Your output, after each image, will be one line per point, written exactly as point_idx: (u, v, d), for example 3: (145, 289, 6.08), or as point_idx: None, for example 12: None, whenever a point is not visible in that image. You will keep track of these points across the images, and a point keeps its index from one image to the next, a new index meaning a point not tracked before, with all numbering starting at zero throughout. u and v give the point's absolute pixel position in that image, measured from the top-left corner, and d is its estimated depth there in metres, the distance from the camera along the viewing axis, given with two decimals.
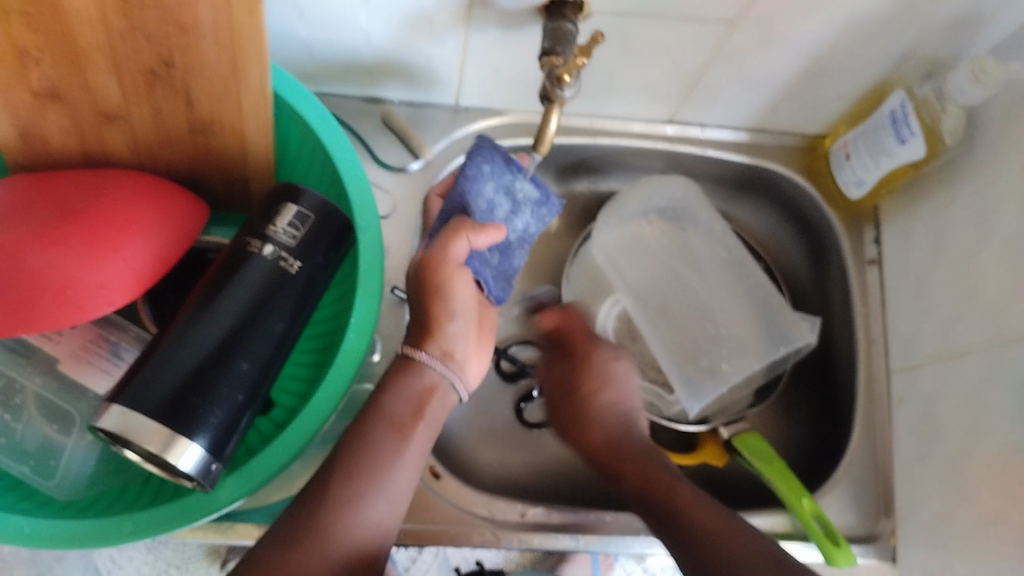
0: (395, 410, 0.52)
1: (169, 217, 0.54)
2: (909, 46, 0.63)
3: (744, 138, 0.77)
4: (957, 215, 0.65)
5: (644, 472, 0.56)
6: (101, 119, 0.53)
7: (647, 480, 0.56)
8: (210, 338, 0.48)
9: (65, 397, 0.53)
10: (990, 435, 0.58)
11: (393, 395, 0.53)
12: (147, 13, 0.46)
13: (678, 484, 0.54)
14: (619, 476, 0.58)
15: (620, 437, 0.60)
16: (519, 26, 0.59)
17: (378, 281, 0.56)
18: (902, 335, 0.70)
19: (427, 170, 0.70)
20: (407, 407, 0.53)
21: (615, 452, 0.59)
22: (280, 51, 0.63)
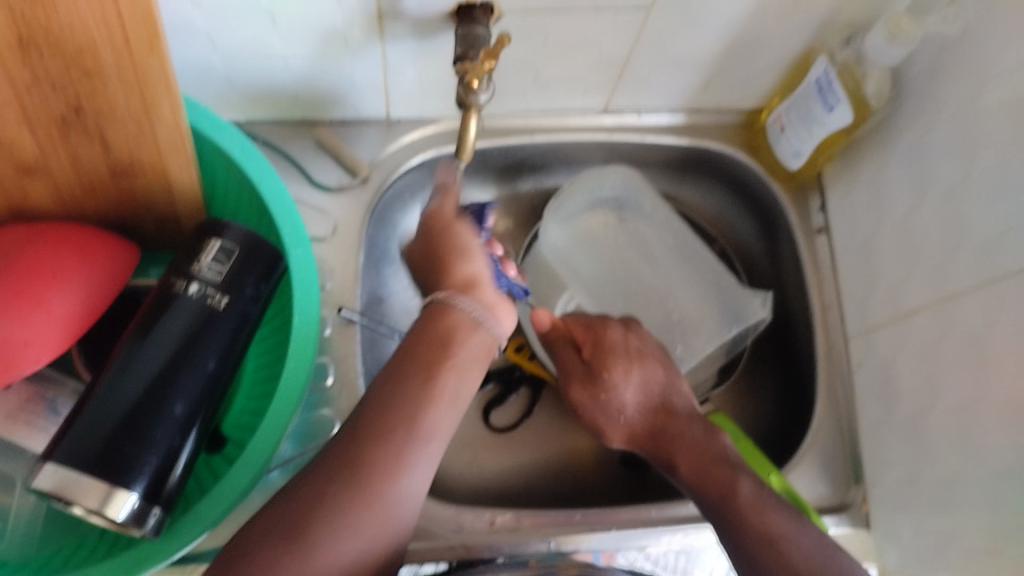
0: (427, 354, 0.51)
1: (96, 268, 0.54)
2: (826, 15, 0.63)
3: (682, 120, 0.76)
4: (893, 175, 0.65)
5: (700, 472, 0.58)
6: (20, 173, 0.53)
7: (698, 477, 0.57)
8: (141, 382, 0.48)
9: (1, 458, 0.54)
10: (946, 391, 0.59)
11: (425, 343, 0.52)
12: (47, 61, 0.45)
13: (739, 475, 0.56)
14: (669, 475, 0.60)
15: (653, 445, 0.62)
16: (433, 34, 0.58)
17: (315, 305, 0.57)
18: (856, 300, 0.69)
19: (365, 187, 0.69)
20: (438, 351, 0.51)
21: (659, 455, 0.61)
22: (197, 85, 0.62)
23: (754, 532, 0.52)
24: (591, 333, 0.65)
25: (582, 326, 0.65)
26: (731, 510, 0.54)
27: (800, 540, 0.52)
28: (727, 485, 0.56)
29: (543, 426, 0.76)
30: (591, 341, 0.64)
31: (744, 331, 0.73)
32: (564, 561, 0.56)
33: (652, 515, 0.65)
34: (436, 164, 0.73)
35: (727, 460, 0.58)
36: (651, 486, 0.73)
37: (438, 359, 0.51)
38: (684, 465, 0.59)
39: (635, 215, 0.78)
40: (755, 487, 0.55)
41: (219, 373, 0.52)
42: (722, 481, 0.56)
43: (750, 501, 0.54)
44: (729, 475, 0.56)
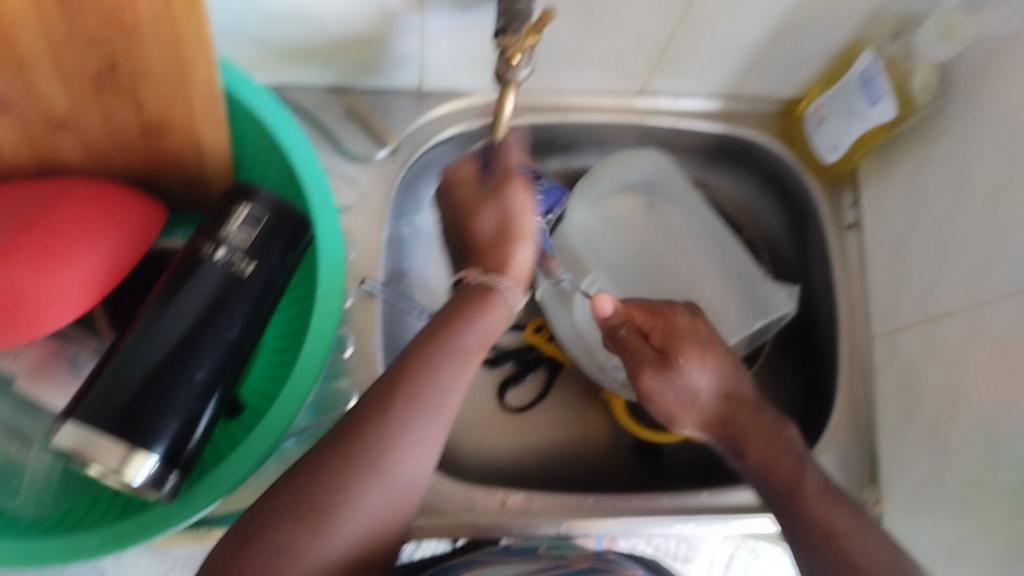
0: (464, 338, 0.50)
1: (121, 228, 0.53)
2: (876, 6, 0.62)
3: (718, 107, 0.75)
4: (932, 175, 0.64)
5: (768, 469, 0.56)
6: (50, 127, 0.52)
7: (761, 471, 0.56)
8: (164, 345, 0.48)
9: (20, 415, 0.54)
10: (972, 400, 0.58)
11: (462, 324, 0.51)
12: (86, 14, 0.44)
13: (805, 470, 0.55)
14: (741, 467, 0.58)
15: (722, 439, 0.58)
16: (475, 5, 0.57)
17: (340, 277, 0.56)
18: (883, 300, 0.68)
19: (393, 158, 0.68)
20: (474, 339, 0.51)
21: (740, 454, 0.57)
22: (231, 46, 0.61)
23: (823, 540, 0.52)
24: (659, 319, 0.57)
25: (648, 310, 0.58)
26: (799, 503, 0.54)
27: (871, 553, 0.51)
28: (792, 476, 0.55)
29: (559, 409, 0.76)
30: (660, 326, 0.57)
31: (767, 324, 0.72)
32: (575, 551, 0.56)
33: (664, 504, 0.64)
34: (465, 140, 0.72)
35: (803, 458, 0.56)
36: (663, 474, 0.73)
37: (472, 349, 0.50)
38: (746, 460, 0.57)
39: (664, 201, 0.77)
40: (847, 510, 0.53)
41: (241, 340, 0.52)
42: (797, 488, 0.54)
43: (839, 529, 0.52)
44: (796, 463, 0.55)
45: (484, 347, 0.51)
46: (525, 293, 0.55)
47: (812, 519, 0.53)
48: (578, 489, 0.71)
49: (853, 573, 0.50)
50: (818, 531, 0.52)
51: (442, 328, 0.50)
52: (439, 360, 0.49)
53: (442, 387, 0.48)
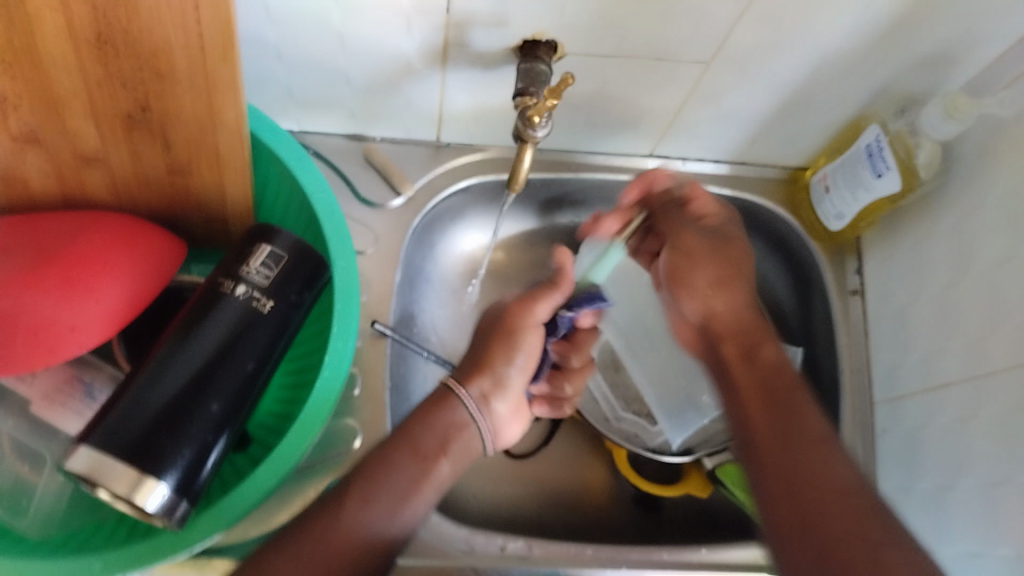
0: (422, 439, 0.53)
1: (145, 259, 0.56)
2: (883, 84, 0.64)
3: (726, 171, 0.77)
4: (935, 248, 0.65)
5: (773, 366, 0.56)
6: (80, 162, 0.54)
7: (756, 377, 0.56)
8: (182, 376, 0.49)
9: (37, 438, 0.56)
10: (970, 469, 0.58)
11: (426, 428, 0.53)
12: (122, 60, 0.46)
13: (804, 388, 0.55)
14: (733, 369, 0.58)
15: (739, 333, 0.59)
16: (495, 67, 0.60)
17: (354, 320, 0.57)
18: (886, 365, 0.69)
19: (409, 206, 0.70)
20: (435, 441, 0.53)
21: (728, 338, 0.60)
22: (259, 93, 0.64)
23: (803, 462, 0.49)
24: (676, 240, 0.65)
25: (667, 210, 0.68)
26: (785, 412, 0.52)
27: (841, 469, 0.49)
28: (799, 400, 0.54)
29: (559, 457, 0.77)
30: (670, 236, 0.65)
31: None
32: None
33: (663, 557, 0.64)
34: (481, 190, 0.74)
35: (790, 377, 0.55)
36: (662, 528, 0.74)
37: (433, 451, 0.53)
38: (745, 372, 0.57)
39: None
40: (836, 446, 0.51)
41: (256, 374, 0.53)
42: (790, 397, 0.54)
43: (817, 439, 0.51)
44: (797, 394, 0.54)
45: (445, 451, 0.53)
46: (491, 409, 0.57)
47: (799, 424, 0.52)
48: (578, 539, 0.71)
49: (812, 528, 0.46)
50: (793, 519, 0.47)
51: (407, 431, 0.53)
52: (398, 455, 0.52)
53: (417, 463, 0.52)
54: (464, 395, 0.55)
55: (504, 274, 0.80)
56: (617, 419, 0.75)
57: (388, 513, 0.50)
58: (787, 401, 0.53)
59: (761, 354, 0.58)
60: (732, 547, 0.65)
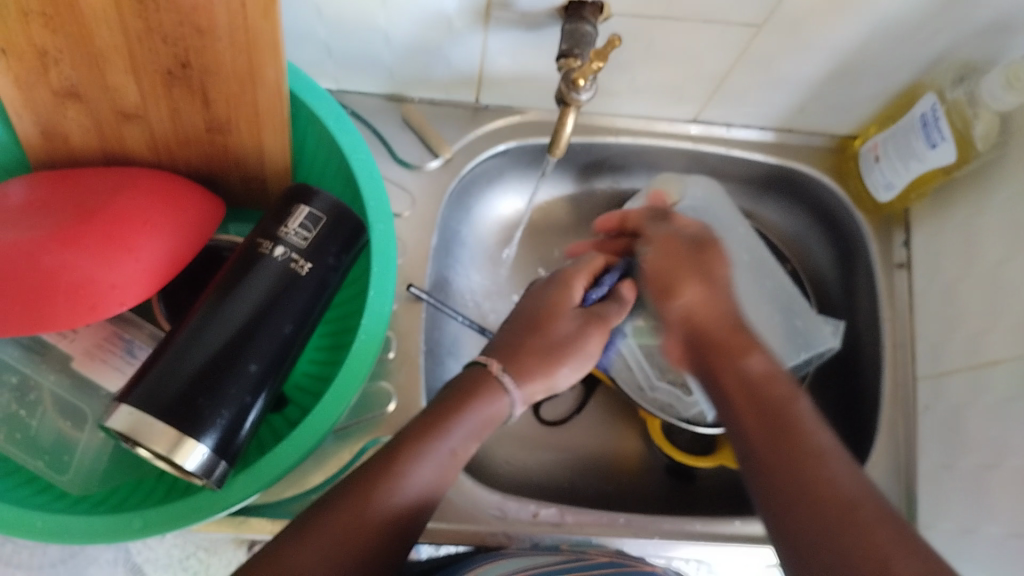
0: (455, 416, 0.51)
1: (184, 218, 0.56)
2: (942, 50, 0.61)
3: (771, 138, 0.75)
4: (989, 222, 0.63)
5: (767, 374, 0.52)
6: (120, 118, 0.54)
7: (749, 387, 0.51)
8: (221, 337, 0.50)
9: (78, 394, 0.56)
10: (1017, 449, 0.57)
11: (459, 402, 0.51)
12: (162, 14, 0.46)
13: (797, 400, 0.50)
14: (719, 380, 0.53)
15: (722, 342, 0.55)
16: (538, 26, 0.58)
17: (391, 282, 0.57)
18: (930, 342, 0.68)
19: (446, 168, 0.69)
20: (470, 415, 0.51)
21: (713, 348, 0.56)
22: (297, 51, 0.63)
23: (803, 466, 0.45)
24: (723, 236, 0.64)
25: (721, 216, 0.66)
26: (787, 427, 0.48)
27: (840, 479, 0.44)
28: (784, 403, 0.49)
29: (592, 424, 0.76)
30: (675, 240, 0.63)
31: (810, 357, 0.71)
32: (592, 552, 0.57)
33: (695, 528, 0.64)
34: (520, 153, 0.73)
35: (780, 383, 0.52)
36: (692, 497, 0.73)
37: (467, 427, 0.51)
38: (733, 379, 0.52)
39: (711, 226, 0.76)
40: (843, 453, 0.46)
41: (294, 336, 0.53)
42: (784, 404, 0.49)
43: (819, 449, 0.46)
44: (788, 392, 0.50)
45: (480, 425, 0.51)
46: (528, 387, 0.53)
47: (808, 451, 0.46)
48: (609, 507, 0.71)
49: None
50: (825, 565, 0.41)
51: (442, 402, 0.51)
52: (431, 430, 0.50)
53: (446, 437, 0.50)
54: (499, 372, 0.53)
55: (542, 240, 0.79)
56: (652, 389, 0.72)
57: (418, 487, 0.48)
58: (785, 418, 0.48)
59: (748, 363, 0.53)
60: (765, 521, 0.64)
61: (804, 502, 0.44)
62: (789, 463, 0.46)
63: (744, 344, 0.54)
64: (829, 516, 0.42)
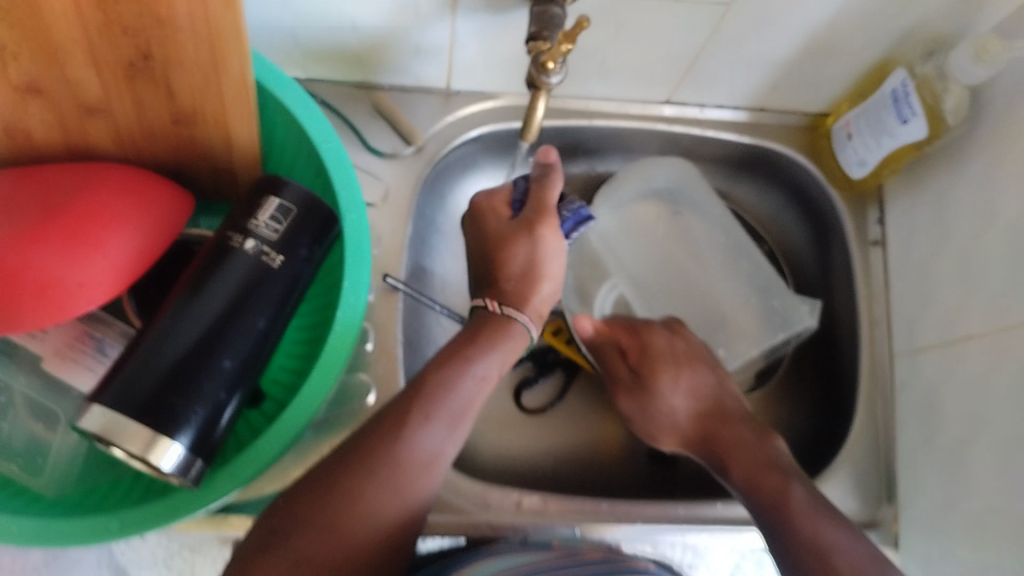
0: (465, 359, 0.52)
1: (151, 215, 0.55)
2: (911, 24, 0.61)
3: (745, 118, 0.75)
4: (961, 197, 0.63)
5: (750, 485, 0.57)
6: (83, 113, 0.53)
7: (753, 487, 0.56)
8: (193, 333, 0.49)
9: (49, 395, 0.56)
10: (992, 423, 0.57)
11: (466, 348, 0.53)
12: (121, 6, 0.45)
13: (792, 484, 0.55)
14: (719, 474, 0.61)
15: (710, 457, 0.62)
16: (506, 9, 0.57)
17: (364, 273, 0.56)
18: (906, 318, 0.68)
19: (420, 156, 0.69)
20: (481, 364, 0.53)
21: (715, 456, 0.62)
22: (263, 39, 0.62)
23: (806, 537, 0.51)
24: (637, 341, 0.68)
25: (627, 330, 0.69)
26: (783, 522, 0.53)
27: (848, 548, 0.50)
28: (781, 493, 0.54)
29: (574, 411, 0.76)
30: (637, 347, 0.68)
31: (787, 338, 0.72)
32: (586, 544, 0.57)
33: (678, 512, 0.64)
34: (493, 139, 0.72)
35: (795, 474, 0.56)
36: (676, 481, 0.73)
37: (480, 369, 0.52)
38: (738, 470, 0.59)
39: (687, 208, 0.77)
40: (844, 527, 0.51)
41: (268, 331, 0.53)
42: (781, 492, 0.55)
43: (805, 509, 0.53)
44: (781, 481, 0.55)
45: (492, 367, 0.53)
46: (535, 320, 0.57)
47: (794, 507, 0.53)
48: (594, 491, 0.72)
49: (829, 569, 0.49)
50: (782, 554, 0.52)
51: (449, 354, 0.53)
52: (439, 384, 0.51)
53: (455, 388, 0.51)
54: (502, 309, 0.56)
55: None
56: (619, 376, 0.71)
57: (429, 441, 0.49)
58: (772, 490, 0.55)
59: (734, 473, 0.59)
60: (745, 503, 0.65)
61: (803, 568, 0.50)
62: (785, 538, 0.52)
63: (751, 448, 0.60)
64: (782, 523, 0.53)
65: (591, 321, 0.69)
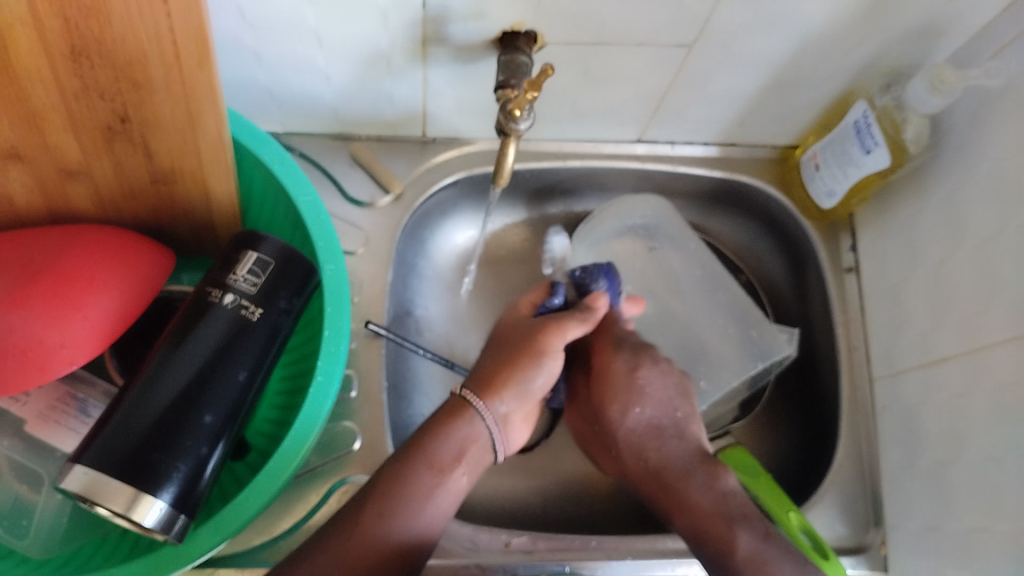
0: (440, 453, 0.53)
1: (132, 274, 0.56)
2: (868, 58, 0.63)
3: (715, 153, 0.77)
4: (927, 222, 0.65)
5: (694, 533, 0.55)
6: (63, 176, 0.54)
7: (694, 521, 0.56)
8: (174, 389, 0.50)
9: (33, 456, 0.56)
10: (971, 443, 0.58)
11: (443, 440, 0.54)
12: (97, 71, 0.46)
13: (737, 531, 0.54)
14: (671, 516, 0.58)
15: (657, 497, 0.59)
16: (475, 59, 0.59)
17: (344, 322, 0.57)
18: (882, 342, 0.69)
19: (398, 204, 0.70)
20: (450, 453, 0.53)
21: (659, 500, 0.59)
22: (239, 96, 0.63)
23: None
24: (631, 359, 0.65)
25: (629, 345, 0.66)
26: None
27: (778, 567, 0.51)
28: (724, 542, 0.53)
29: (560, 448, 0.76)
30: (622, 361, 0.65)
31: (767, 367, 0.72)
32: None
33: (668, 546, 0.64)
34: (469, 184, 0.73)
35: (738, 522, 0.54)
36: None
37: (449, 463, 0.53)
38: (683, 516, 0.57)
39: (663, 243, 0.78)
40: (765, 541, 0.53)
41: (249, 383, 0.53)
42: (716, 525, 0.55)
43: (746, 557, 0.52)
44: (723, 528, 0.54)
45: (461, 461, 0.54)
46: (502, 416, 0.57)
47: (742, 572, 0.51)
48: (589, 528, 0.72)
49: None
50: None
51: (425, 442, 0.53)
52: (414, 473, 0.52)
53: (432, 476, 0.52)
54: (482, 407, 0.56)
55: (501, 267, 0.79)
56: None
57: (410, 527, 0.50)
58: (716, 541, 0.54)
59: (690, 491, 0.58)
60: None
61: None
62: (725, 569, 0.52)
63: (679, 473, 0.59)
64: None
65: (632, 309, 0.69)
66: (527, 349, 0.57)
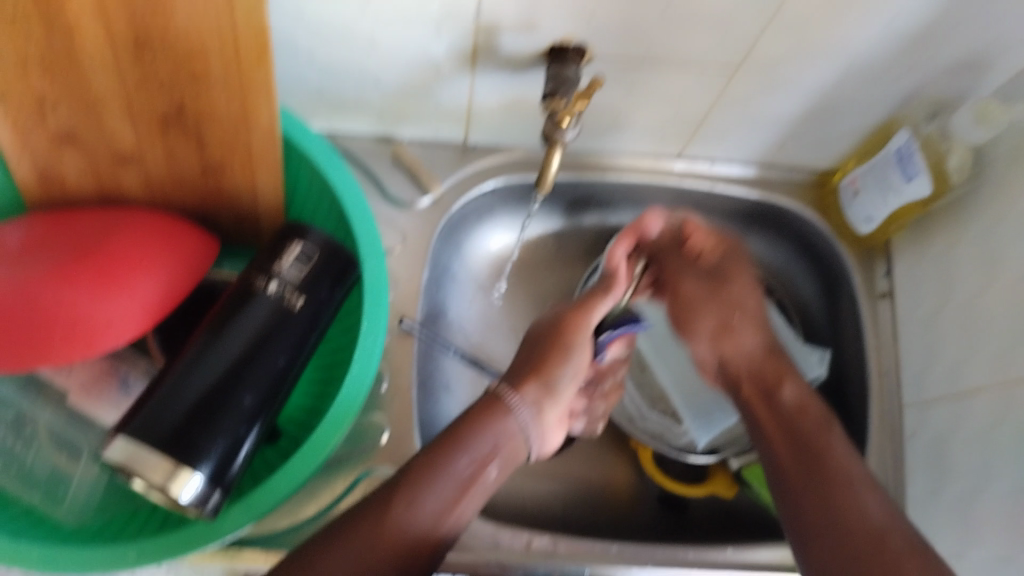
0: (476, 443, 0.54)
1: (180, 258, 0.58)
2: (912, 88, 0.63)
3: (754, 174, 0.77)
4: (965, 253, 0.65)
5: (799, 404, 0.61)
6: (116, 161, 0.55)
7: (791, 430, 0.59)
8: (216, 370, 0.51)
9: (73, 429, 0.58)
10: (999, 476, 0.58)
11: (479, 430, 0.55)
12: (158, 62, 0.47)
13: (829, 428, 0.59)
14: (756, 408, 0.63)
15: (764, 367, 0.64)
16: (523, 70, 0.60)
17: (383, 315, 0.58)
18: (914, 370, 0.69)
19: (437, 206, 0.71)
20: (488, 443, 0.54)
21: (760, 381, 0.64)
22: (289, 94, 0.65)
23: (841, 483, 0.55)
24: (720, 270, 0.70)
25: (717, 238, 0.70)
26: (816, 457, 0.57)
27: (872, 510, 0.53)
28: (820, 432, 0.58)
29: (583, 455, 0.77)
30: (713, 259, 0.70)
31: None
32: None
33: (688, 557, 0.64)
34: (507, 191, 0.74)
35: (827, 426, 0.59)
36: (688, 527, 0.74)
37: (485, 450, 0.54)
38: (768, 411, 0.61)
39: None
40: (863, 471, 0.56)
41: (287, 370, 0.54)
42: (819, 437, 0.58)
43: (851, 478, 0.55)
44: (822, 422, 0.59)
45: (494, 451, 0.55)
46: (541, 415, 0.59)
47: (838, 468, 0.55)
48: (608, 534, 0.72)
49: (879, 537, 0.51)
50: (817, 521, 0.54)
51: (462, 429, 0.54)
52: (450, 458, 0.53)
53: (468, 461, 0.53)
54: (514, 402, 0.57)
55: (534, 274, 0.80)
56: (642, 419, 0.75)
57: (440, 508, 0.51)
58: (806, 434, 0.58)
59: (782, 396, 0.62)
60: (757, 549, 0.65)
61: (829, 526, 0.53)
62: (810, 483, 0.56)
63: (778, 373, 0.63)
64: (814, 471, 0.56)
65: (659, 220, 0.69)
66: (561, 342, 0.61)
